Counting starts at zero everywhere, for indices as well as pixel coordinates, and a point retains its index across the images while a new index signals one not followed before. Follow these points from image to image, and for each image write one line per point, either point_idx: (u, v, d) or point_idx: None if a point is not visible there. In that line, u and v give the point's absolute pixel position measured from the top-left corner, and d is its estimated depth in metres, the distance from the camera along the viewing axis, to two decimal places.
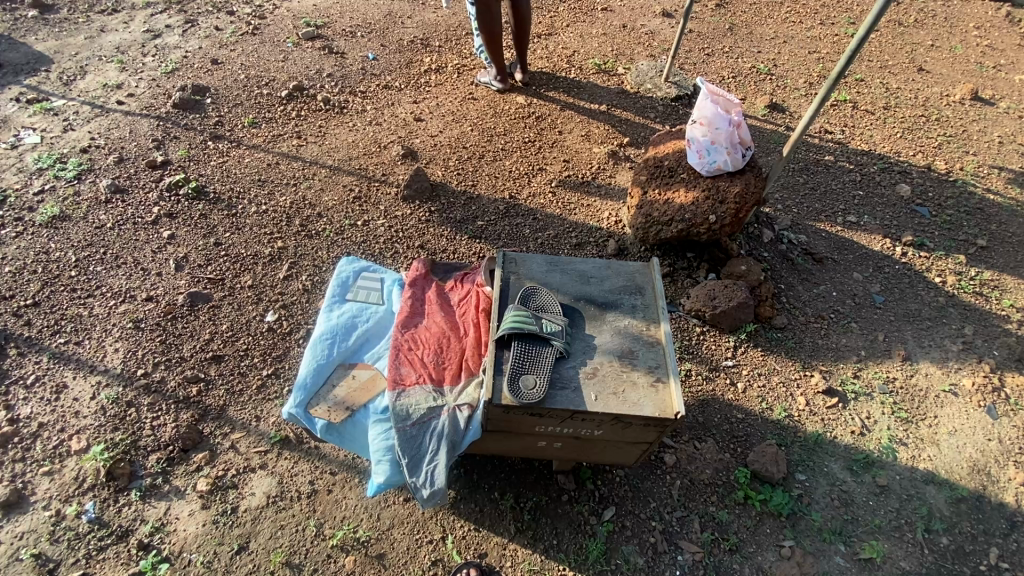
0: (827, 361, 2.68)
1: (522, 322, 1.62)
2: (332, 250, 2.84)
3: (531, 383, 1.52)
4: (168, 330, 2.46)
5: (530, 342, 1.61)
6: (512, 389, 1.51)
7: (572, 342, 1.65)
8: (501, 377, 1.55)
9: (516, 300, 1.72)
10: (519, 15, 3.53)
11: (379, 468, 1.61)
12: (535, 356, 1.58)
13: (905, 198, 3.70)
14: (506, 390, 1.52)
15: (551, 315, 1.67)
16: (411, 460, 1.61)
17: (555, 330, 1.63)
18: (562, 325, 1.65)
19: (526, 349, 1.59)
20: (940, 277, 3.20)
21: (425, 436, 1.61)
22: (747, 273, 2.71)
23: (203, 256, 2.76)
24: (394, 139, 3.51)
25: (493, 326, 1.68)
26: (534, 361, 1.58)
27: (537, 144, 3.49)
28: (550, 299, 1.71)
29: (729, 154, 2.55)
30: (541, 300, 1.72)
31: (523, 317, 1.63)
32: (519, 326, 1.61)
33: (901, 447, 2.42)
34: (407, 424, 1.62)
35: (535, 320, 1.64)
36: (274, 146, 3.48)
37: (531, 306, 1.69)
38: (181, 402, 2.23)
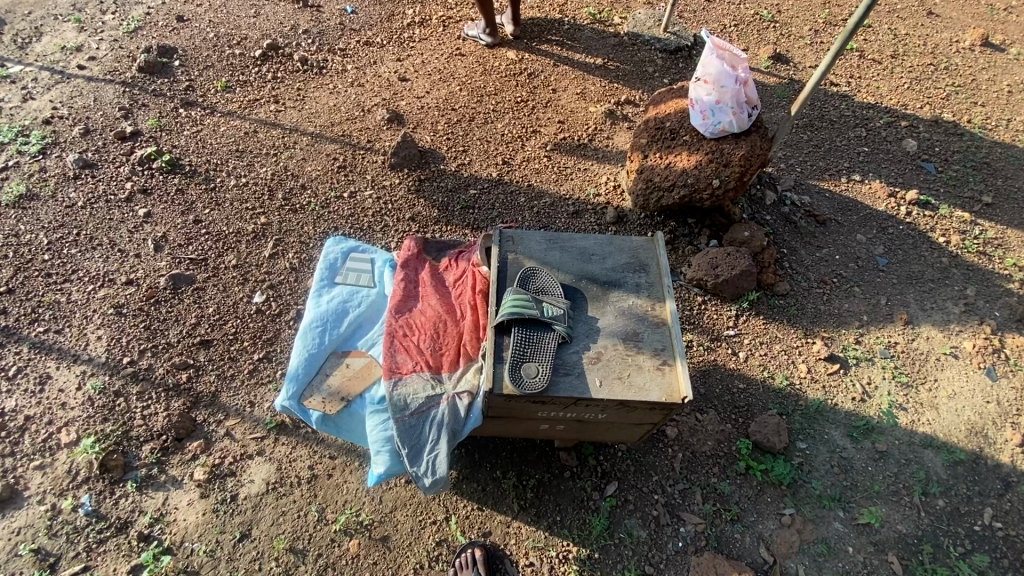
0: (829, 327, 2.65)
1: (522, 307, 1.53)
2: (318, 224, 2.71)
3: (533, 372, 1.46)
4: (152, 315, 2.36)
5: (531, 328, 1.53)
6: (513, 378, 1.45)
7: (574, 326, 1.58)
8: (501, 366, 1.49)
9: (515, 282, 1.64)
10: None
11: (379, 458, 1.57)
12: (536, 342, 1.51)
13: (910, 153, 3.58)
14: (507, 380, 1.45)
15: (552, 298, 1.59)
16: (412, 450, 1.56)
17: (556, 315, 1.56)
18: (564, 308, 1.57)
19: (527, 337, 1.52)
20: (944, 237, 3.13)
21: (425, 425, 1.56)
22: (750, 239, 2.63)
23: (183, 234, 2.63)
24: (378, 102, 3.31)
25: (491, 311, 1.60)
26: (535, 348, 1.51)
27: (530, 104, 3.30)
28: (551, 281, 1.63)
29: (735, 114, 2.41)
30: (541, 281, 1.63)
31: (523, 303, 1.54)
32: (519, 311, 1.52)
33: (901, 412, 2.42)
34: (405, 414, 1.57)
35: (535, 304, 1.55)
36: (251, 113, 3.27)
37: (530, 289, 1.61)
38: (171, 390, 2.17)
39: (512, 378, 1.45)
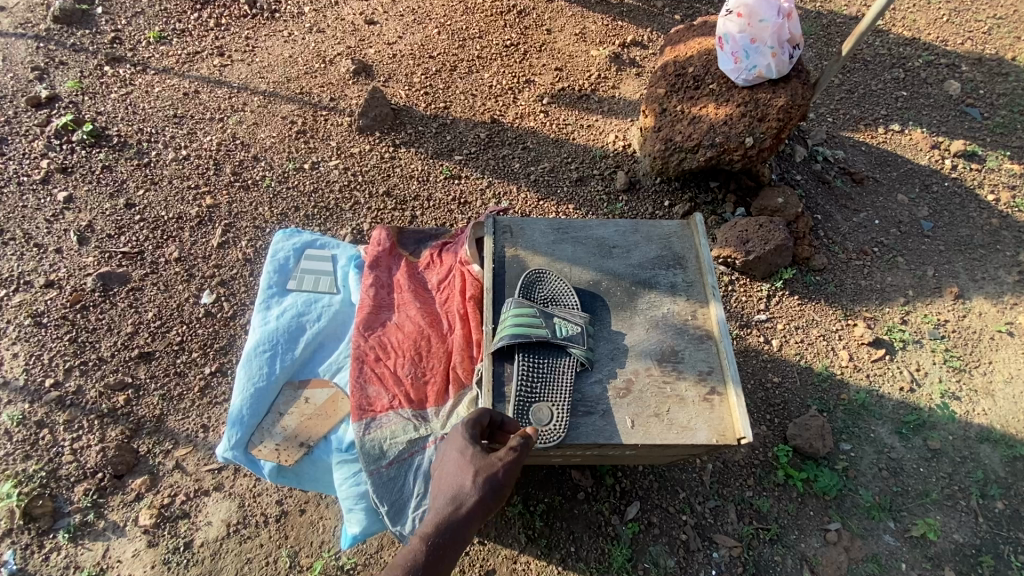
0: (871, 305, 2.32)
1: (526, 328, 1.20)
2: (275, 204, 2.28)
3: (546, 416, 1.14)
4: (80, 325, 1.97)
5: (539, 355, 1.20)
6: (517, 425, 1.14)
7: (595, 346, 1.24)
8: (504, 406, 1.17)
9: (517, 290, 1.28)
10: None
11: (352, 518, 1.25)
12: (547, 372, 1.18)
13: (953, 97, 3.15)
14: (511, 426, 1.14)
15: (566, 312, 1.24)
16: (393, 507, 1.23)
17: (572, 334, 1.21)
18: (582, 323, 1.23)
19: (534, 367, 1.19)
20: (994, 194, 2.76)
21: (408, 477, 1.23)
22: (784, 207, 2.25)
23: (113, 222, 2.20)
24: (341, 51, 2.80)
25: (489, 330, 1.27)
26: (545, 381, 1.18)
27: (521, 48, 2.81)
28: (563, 288, 1.28)
29: (774, 56, 1.98)
30: (550, 289, 1.28)
31: (527, 322, 1.20)
32: (523, 334, 1.19)
33: (954, 402, 2.13)
34: (381, 465, 1.23)
35: (543, 321, 1.21)
36: (191, 69, 2.76)
37: (537, 299, 1.26)
38: (107, 417, 1.81)
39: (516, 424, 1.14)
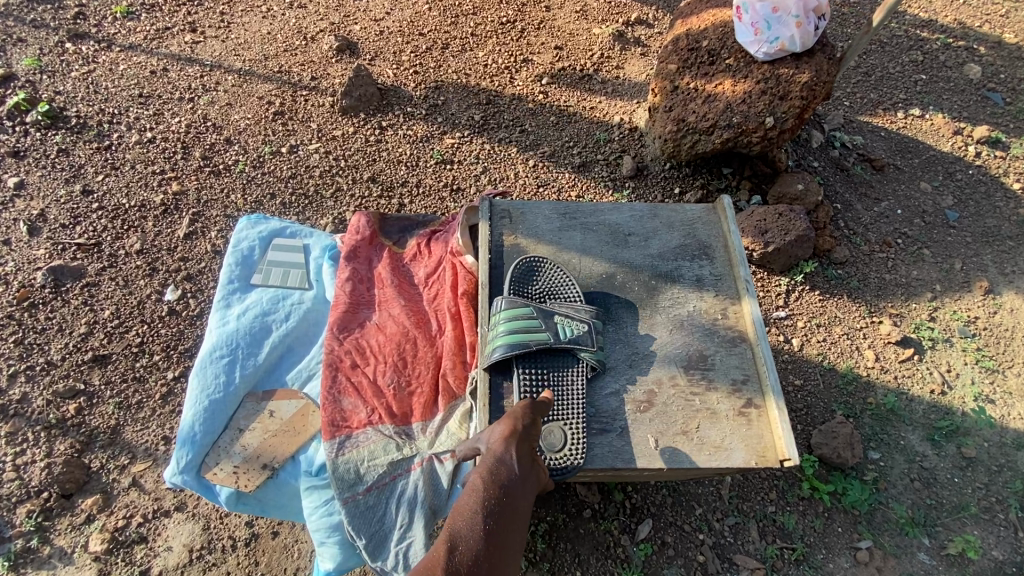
0: (896, 301, 2.15)
1: (521, 334, 1.04)
2: (249, 192, 2.08)
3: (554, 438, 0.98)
4: (27, 324, 1.76)
5: (539, 366, 1.05)
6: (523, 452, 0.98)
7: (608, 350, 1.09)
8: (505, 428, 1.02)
9: (509, 286, 1.12)
10: None
11: (325, 552, 1.07)
12: (554, 384, 1.03)
13: (974, 81, 2.98)
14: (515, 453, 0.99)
15: (569, 308, 1.08)
16: (372, 540, 1.04)
17: (579, 335, 1.06)
18: (589, 322, 1.07)
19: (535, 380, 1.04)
20: (1021, 183, 2.60)
21: (390, 504, 1.05)
22: (805, 194, 2.07)
23: (68, 211, 1.99)
24: (323, 28, 2.58)
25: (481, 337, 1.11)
26: (550, 396, 1.03)
27: (518, 25, 2.61)
28: (563, 282, 1.12)
29: (799, 27, 1.79)
30: (548, 283, 1.12)
31: (523, 326, 1.05)
32: (519, 341, 1.03)
33: (989, 406, 1.97)
34: (358, 492, 1.05)
35: (541, 323, 1.05)
36: (160, 46, 2.54)
37: (532, 297, 1.10)
38: (54, 428, 1.61)
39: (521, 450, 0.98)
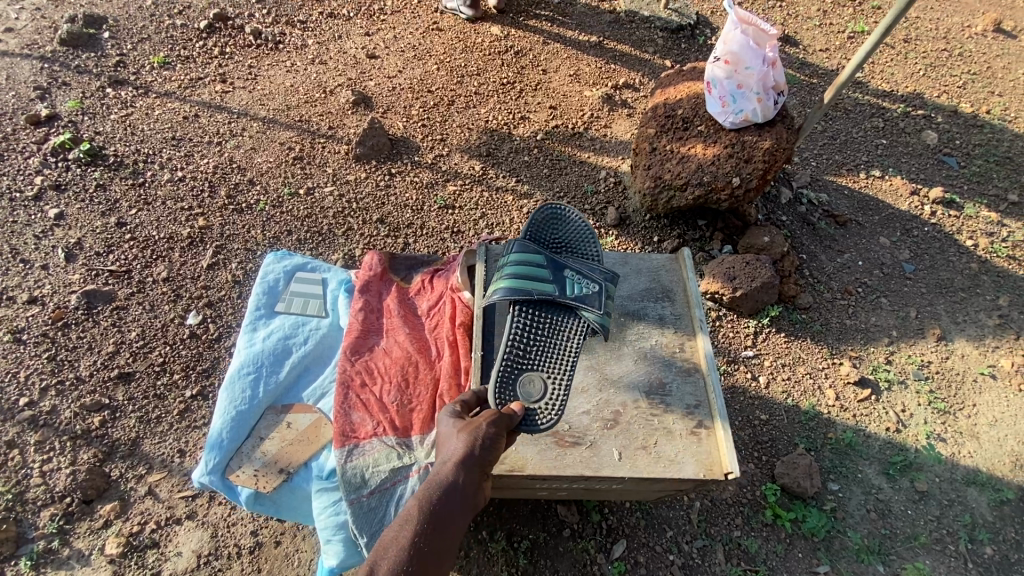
0: (856, 344, 2.35)
1: (525, 280, 1.26)
2: (269, 228, 2.29)
3: (531, 388, 1.14)
4: (60, 343, 1.93)
5: (533, 317, 1.25)
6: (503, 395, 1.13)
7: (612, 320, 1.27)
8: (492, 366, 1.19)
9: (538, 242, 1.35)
10: None
11: (329, 550, 1.21)
12: (550, 333, 1.23)
13: (931, 146, 3.27)
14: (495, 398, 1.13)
15: (590, 275, 1.29)
16: (372, 540, 1.19)
17: (586, 296, 1.26)
18: (600, 286, 1.27)
19: (527, 329, 1.24)
20: (972, 240, 2.85)
21: (389, 506, 1.20)
22: (770, 245, 2.30)
23: (102, 240, 2.20)
24: (342, 83, 2.87)
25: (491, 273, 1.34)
26: (544, 354, 1.21)
27: (517, 86, 2.90)
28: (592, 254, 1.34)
29: (760, 101, 2.06)
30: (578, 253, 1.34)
31: (528, 274, 1.26)
32: (520, 283, 1.25)
33: (940, 444, 2.14)
34: (362, 495, 1.21)
35: (544, 277, 1.27)
36: (193, 94, 2.80)
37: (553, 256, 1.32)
38: (80, 439, 1.76)
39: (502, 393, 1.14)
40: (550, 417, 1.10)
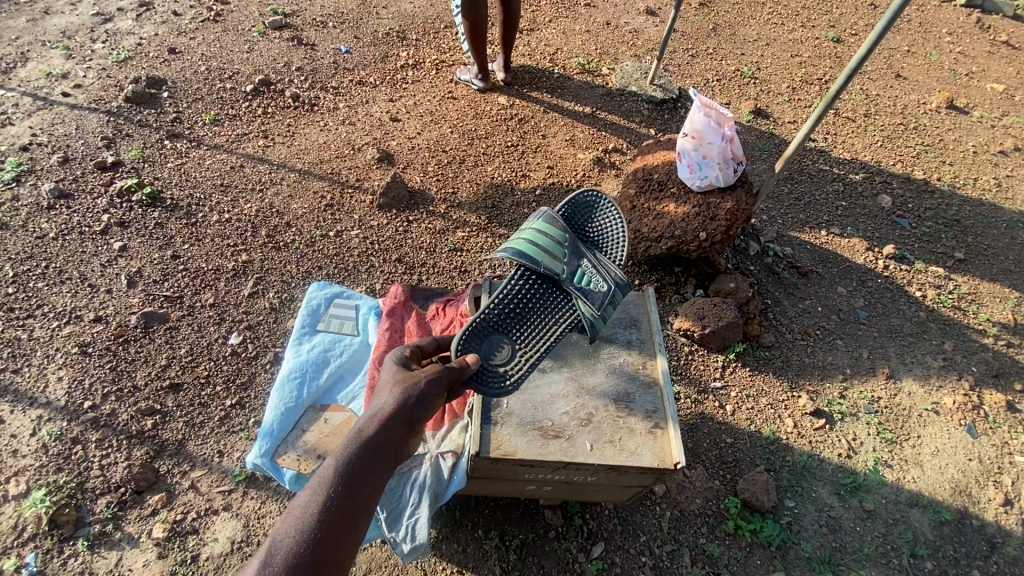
0: (814, 380, 2.65)
1: (539, 250, 1.58)
2: (302, 263, 2.65)
3: (494, 352, 1.50)
4: (120, 355, 2.25)
5: (533, 283, 1.59)
6: (470, 345, 1.50)
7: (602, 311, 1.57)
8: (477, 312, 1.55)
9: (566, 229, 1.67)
10: (506, 12, 3.40)
11: None
12: (540, 302, 1.58)
13: (886, 208, 3.64)
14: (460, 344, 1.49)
15: (602, 276, 1.59)
16: (390, 513, 1.52)
17: (590, 289, 1.57)
18: (607, 289, 1.57)
19: (522, 296, 1.57)
20: (921, 292, 3.20)
21: (406, 487, 1.54)
22: (735, 290, 2.65)
23: (159, 270, 2.55)
24: (368, 141, 3.30)
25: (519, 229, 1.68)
26: (524, 327, 1.55)
27: (520, 148, 3.34)
28: (613, 265, 1.64)
29: (721, 170, 2.47)
30: (599, 258, 1.64)
31: (544, 245, 1.60)
32: (533, 249, 1.58)
33: (887, 469, 2.41)
34: None
35: (555, 255, 1.60)
36: (239, 147, 3.21)
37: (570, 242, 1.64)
38: (135, 438, 2.04)
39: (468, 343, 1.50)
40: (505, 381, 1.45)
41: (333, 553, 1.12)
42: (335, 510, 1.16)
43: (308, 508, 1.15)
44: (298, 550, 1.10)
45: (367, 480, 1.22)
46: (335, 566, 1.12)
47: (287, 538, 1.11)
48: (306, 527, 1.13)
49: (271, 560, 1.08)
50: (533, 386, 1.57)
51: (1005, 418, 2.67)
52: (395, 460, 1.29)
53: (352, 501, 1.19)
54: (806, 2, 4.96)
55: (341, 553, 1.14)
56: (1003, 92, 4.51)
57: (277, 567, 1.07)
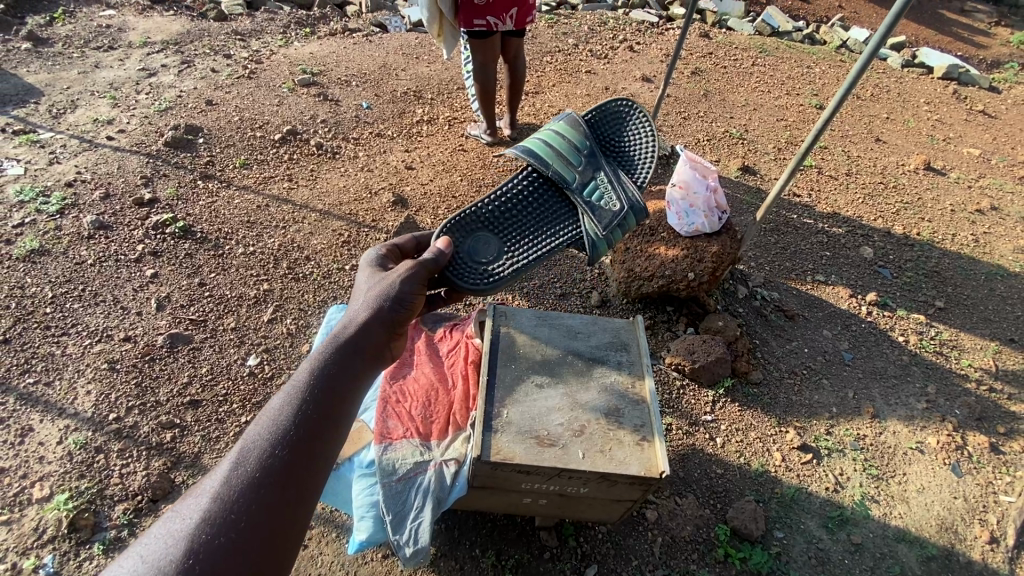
0: (801, 417, 2.76)
1: (552, 156, 1.79)
2: (319, 293, 2.85)
3: (478, 245, 1.72)
4: (145, 372, 2.43)
5: (535, 187, 1.80)
6: (455, 236, 1.71)
7: (605, 219, 1.74)
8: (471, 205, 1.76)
9: (585, 142, 1.84)
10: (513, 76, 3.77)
11: (363, 523, 1.73)
12: (543, 199, 1.79)
13: (868, 260, 3.70)
14: (444, 231, 1.70)
15: (615, 195, 1.77)
16: (396, 516, 1.70)
17: (600, 202, 1.76)
18: (619, 207, 1.76)
19: (519, 199, 1.78)
20: (904, 337, 3.24)
21: (411, 491, 1.71)
22: (724, 328, 2.81)
23: (186, 296, 2.76)
24: (385, 187, 3.58)
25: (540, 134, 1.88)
26: (517, 226, 1.76)
27: None
28: (628, 186, 1.80)
29: (706, 217, 2.71)
30: (615, 178, 1.81)
31: (557, 155, 1.79)
32: (545, 155, 1.78)
33: (874, 504, 2.48)
34: (392, 480, 1.72)
35: (567, 167, 1.78)
36: (265, 189, 3.47)
37: (583, 156, 1.82)
38: (154, 449, 2.19)
39: (454, 231, 1.71)
40: (485, 278, 1.68)
41: (309, 455, 1.14)
42: (307, 415, 1.18)
43: (279, 414, 1.17)
44: (270, 453, 1.11)
45: (338, 389, 1.25)
46: (310, 470, 1.13)
47: (259, 442, 1.13)
48: (278, 431, 1.14)
49: (243, 464, 1.09)
50: (531, 400, 1.75)
51: (990, 459, 2.72)
52: (367, 373, 1.34)
53: (328, 402, 1.22)
54: (790, 73, 5.40)
55: (321, 451, 1.16)
56: (979, 156, 4.80)
57: (249, 471, 1.08)
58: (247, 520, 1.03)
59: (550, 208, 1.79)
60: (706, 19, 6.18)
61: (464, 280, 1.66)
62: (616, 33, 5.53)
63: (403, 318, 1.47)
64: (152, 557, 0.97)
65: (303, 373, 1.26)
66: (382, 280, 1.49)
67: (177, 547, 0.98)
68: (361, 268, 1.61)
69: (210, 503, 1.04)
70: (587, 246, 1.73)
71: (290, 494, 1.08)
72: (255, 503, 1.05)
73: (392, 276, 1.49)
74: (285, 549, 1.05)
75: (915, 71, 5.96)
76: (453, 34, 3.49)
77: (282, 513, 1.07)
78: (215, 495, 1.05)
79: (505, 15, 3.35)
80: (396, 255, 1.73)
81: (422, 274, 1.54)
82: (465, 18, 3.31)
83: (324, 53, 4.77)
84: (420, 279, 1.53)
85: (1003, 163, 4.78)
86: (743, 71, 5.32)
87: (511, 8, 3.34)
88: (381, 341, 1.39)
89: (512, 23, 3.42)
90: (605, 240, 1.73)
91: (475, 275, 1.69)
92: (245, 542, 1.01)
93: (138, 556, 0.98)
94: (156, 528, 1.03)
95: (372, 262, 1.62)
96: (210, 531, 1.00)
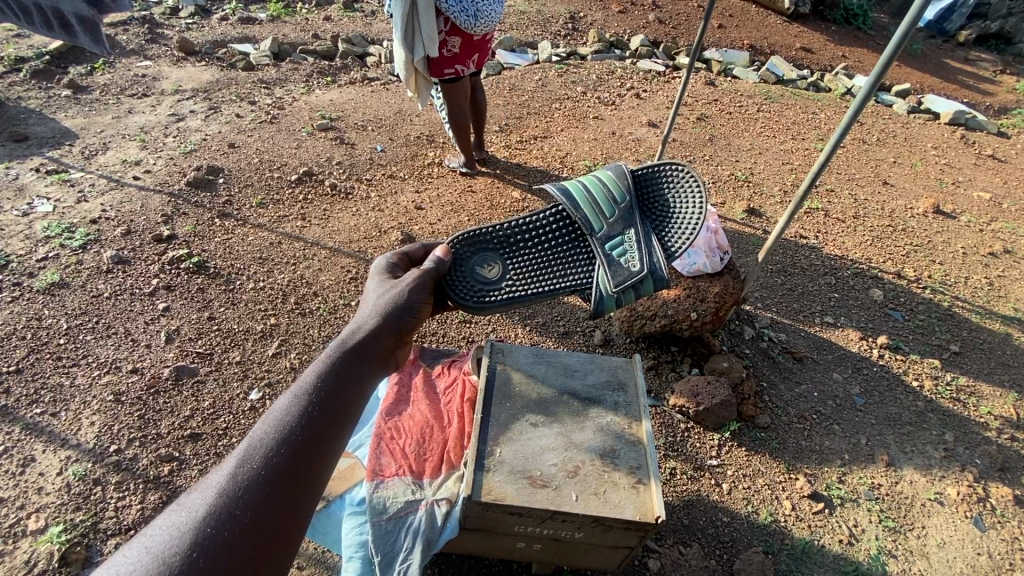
0: (811, 463, 2.65)
1: (585, 201, 1.75)
2: (324, 329, 2.92)
3: (484, 267, 1.75)
4: (148, 405, 2.51)
5: (558, 225, 1.78)
6: (463, 250, 1.75)
7: (616, 276, 1.68)
8: (492, 224, 1.79)
9: (627, 191, 1.75)
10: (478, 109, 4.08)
11: (351, 564, 1.74)
12: (560, 233, 1.78)
13: (878, 301, 3.61)
14: (453, 243, 1.75)
15: (637, 257, 1.68)
16: (384, 558, 1.72)
17: (617, 260, 1.69)
18: (637, 270, 1.67)
19: (540, 231, 1.78)
20: (917, 381, 3.11)
21: (401, 532, 1.73)
22: (728, 369, 2.78)
23: (194, 330, 2.85)
24: (394, 225, 3.68)
25: (589, 175, 1.83)
26: (523, 257, 1.76)
27: None
28: (657, 248, 1.69)
29: (708, 257, 2.72)
30: (644, 237, 1.70)
31: (592, 201, 1.75)
32: (578, 198, 1.76)
33: (890, 560, 2.36)
34: (383, 518, 1.74)
35: (596, 214, 1.73)
36: (279, 226, 3.57)
37: (619, 207, 1.73)
38: (151, 482, 2.26)
39: (463, 245, 1.75)
40: (472, 297, 1.71)
41: (314, 454, 1.14)
42: (314, 416, 1.19)
43: (287, 414, 1.18)
44: (277, 451, 1.11)
45: (343, 394, 1.27)
46: (315, 471, 1.13)
47: (266, 441, 1.13)
48: (285, 430, 1.15)
49: (249, 461, 1.09)
50: (525, 439, 1.75)
51: (1015, 513, 2.58)
52: (370, 380, 1.37)
53: (336, 402, 1.24)
54: (796, 119, 5.52)
55: (330, 446, 1.18)
56: (990, 201, 4.78)
57: (256, 468, 1.08)
58: (252, 516, 1.02)
59: (566, 247, 1.77)
60: (712, 68, 6.38)
61: (458, 293, 1.70)
62: (623, 81, 5.74)
63: (406, 330, 1.52)
64: (156, 548, 0.96)
65: (311, 375, 1.28)
66: (389, 292, 1.56)
67: (181, 540, 0.97)
68: (369, 279, 1.67)
69: (216, 497, 1.03)
70: (594, 299, 1.70)
71: (294, 492, 1.08)
72: (262, 500, 1.04)
73: (400, 287, 1.57)
74: (286, 545, 1.03)
75: (921, 116, 6.04)
76: (426, 87, 3.60)
77: (284, 514, 1.05)
78: (220, 490, 1.05)
79: (469, 62, 3.52)
80: (405, 264, 1.79)
81: (425, 288, 1.60)
82: (435, 69, 3.45)
83: (343, 100, 5.01)
84: (426, 291, 1.60)
85: (1016, 207, 4.76)
86: (749, 117, 5.45)
87: (473, 55, 3.52)
88: (384, 351, 1.44)
89: (473, 66, 3.60)
90: (614, 298, 1.68)
91: (466, 291, 1.71)
92: (248, 539, 1.00)
93: (141, 549, 0.96)
94: (158, 521, 1.02)
95: (379, 274, 1.68)
96: (214, 525, 0.99)
